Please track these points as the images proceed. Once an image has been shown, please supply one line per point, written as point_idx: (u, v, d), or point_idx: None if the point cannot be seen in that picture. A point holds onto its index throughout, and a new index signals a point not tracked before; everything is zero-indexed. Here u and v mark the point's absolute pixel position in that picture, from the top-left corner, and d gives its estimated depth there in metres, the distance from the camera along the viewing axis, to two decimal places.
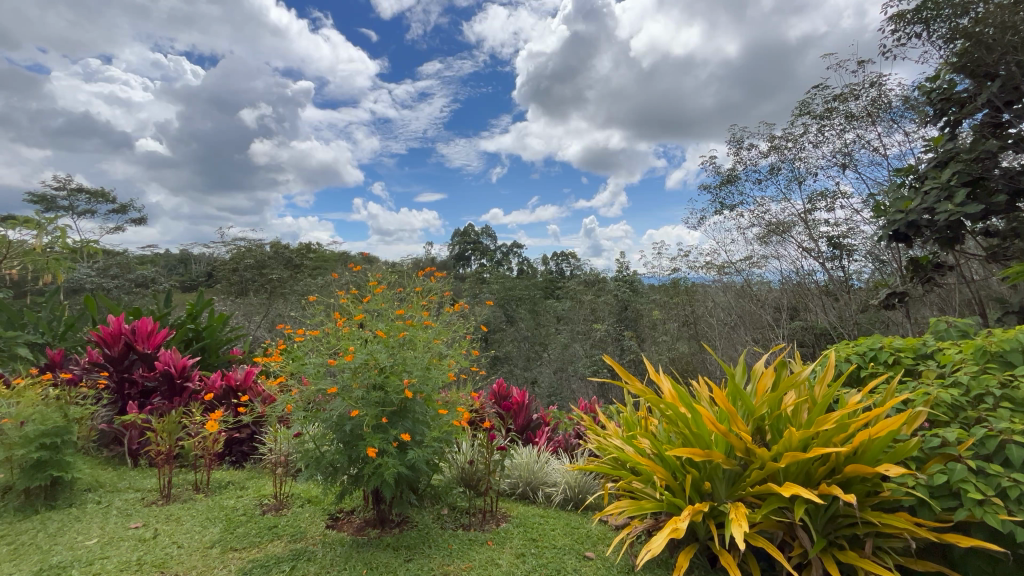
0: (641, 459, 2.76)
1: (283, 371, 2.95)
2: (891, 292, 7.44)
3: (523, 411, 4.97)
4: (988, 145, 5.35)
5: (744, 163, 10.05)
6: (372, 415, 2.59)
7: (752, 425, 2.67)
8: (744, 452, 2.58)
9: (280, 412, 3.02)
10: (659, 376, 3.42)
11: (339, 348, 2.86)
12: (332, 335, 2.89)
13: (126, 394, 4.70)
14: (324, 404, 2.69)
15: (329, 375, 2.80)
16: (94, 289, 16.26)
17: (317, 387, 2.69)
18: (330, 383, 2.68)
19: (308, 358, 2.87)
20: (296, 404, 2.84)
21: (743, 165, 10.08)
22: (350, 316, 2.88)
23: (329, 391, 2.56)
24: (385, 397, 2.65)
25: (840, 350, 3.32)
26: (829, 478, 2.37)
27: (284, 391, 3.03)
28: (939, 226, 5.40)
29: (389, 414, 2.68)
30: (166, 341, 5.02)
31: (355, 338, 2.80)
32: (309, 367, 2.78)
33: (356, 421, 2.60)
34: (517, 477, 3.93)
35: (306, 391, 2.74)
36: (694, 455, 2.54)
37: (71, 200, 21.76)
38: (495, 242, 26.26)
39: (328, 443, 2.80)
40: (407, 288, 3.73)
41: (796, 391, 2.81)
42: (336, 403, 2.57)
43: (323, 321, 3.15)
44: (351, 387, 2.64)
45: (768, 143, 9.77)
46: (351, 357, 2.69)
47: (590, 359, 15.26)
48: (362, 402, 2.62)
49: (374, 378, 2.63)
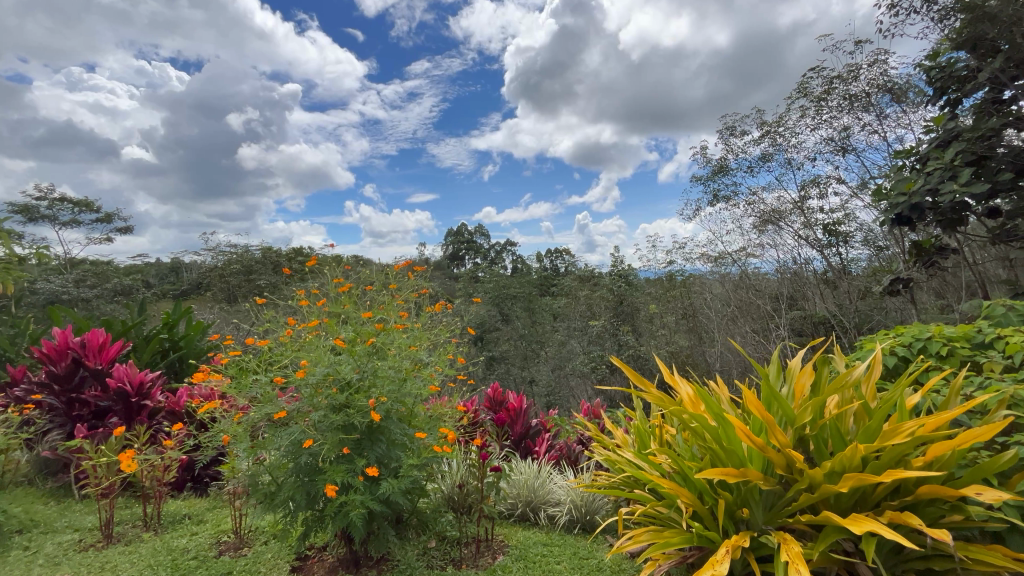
0: (660, 480, 2.31)
1: (227, 391, 2.50)
2: (895, 278, 7.09)
3: (520, 418, 4.52)
4: (987, 125, 5.04)
5: (738, 150, 9.64)
6: (333, 443, 2.12)
7: (795, 437, 2.26)
8: (786, 469, 2.15)
9: (225, 439, 2.56)
10: (675, 378, 2.99)
11: (295, 363, 2.41)
12: (283, 346, 2.44)
13: (77, 416, 4.21)
14: (276, 430, 2.24)
15: (283, 394, 2.36)
16: (71, 300, 15.72)
17: (265, 410, 2.23)
18: (281, 405, 2.23)
19: (256, 376, 2.42)
20: (239, 432, 2.37)
21: (736, 154, 9.65)
22: (304, 324, 2.43)
23: (278, 416, 2.11)
24: (349, 421, 2.18)
25: (882, 340, 2.86)
26: (897, 503, 1.93)
27: (230, 414, 2.57)
28: (941, 209, 5.09)
29: (354, 441, 2.21)
30: (122, 355, 4.55)
31: (312, 349, 2.35)
32: (256, 387, 2.33)
33: (315, 451, 2.15)
34: (515, 497, 3.46)
35: (253, 417, 2.28)
36: (726, 477, 2.11)
37: (53, 210, 21.11)
38: (488, 240, 25.71)
39: (283, 475, 2.32)
40: (378, 285, 3.24)
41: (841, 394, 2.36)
42: (288, 430, 2.12)
43: (275, 328, 2.68)
44: (309, 407, 2.20)
45: (761, 129, 9.36)
46: (306, 373, 2.24)
47: (589, 356, 14.50)
48: (321, 428, 2.17)
49: (336, 398, 2.19)
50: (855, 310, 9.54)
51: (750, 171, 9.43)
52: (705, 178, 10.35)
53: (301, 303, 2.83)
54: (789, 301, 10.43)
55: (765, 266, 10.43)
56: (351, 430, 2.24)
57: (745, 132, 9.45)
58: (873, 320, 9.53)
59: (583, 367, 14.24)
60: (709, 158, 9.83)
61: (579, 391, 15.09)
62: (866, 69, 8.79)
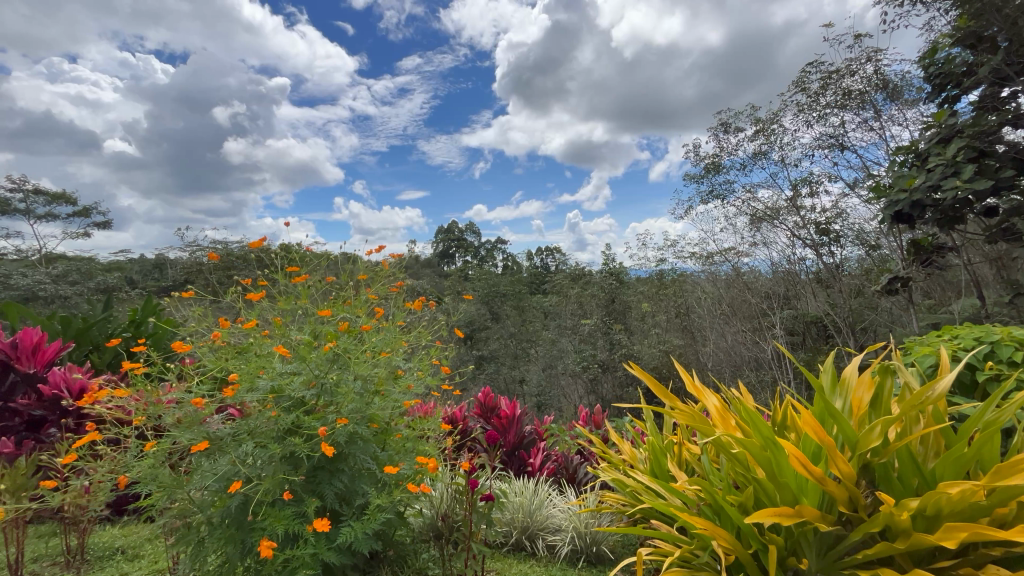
0: (690, 517, 1.88)
1: (137, 410, 1.96)
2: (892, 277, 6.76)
3: (513, 426, 4.04)
4: (988, 120, 4.76)
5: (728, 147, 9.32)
6: (276, 482, 1.65)
7: (858, 465, 1.83)
8: (848, 506, 1.75)
9: (125, 475, 1.99)
10: (700, 388, 2.55)
11: (231, 373, 1.94)
12: (212, 355, 1.94)
13: (7, 427, 3.67)
14: (200, 462, 1.76)
15: (214, 415, 1.86)
16: (50, 298, 14.92)
17: (182, 438, 1.72)
18: (207, 431, 1.75)
19: (178, 391, 1.92)
20: (147, 469, 1.82)
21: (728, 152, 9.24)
22: (240, 326, 1.96)
23: (199, 447, 1.63)
24: (297, 452, 1.73)
25: (939, 344, 2.46)
26: (1000, 555, 1.53)
27: (136, 439, 2.01)
28: (944, 206, 4.78)
29: (304, 481, 1.74)
30: (63, 357, 4.02)
31: (253, 358, 1.88)
32: (168, 408, 1.81)
33: (251, 490, 1.68)
34: (511, 522, 3.00)
35: (170, 445, 1.78)
36: (779, 519, 1.68)
37: (29, 203, 20.03)
38: (479, 238, 25.09)
39: (210, 520, 1.81)
40: (347, 278, 2.77)
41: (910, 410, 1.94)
42: (216, 466, 1.65)
43: (206, 329, 2.17)
44: (246, 432, 1.74)
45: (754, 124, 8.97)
46: (240, 389, 1.77)
47: (579, 356, 13.41)
48: (261, 462, 1.70)
49: (281, 422, 1.74)
50: (848, 308, 9.31)
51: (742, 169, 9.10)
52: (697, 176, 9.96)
53: (239, 298, 2.32)
54: (782, 300, 10.14)
55: (758, 265, 10.07)
56: (299, 464, 1.77)
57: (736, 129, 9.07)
58: (866, 320, 9.28)
59: (575, 367, 13.51)
60: (701, 155, 9.37)
61: (570, 391, 14.53)
62: (863, 64, 8.43)
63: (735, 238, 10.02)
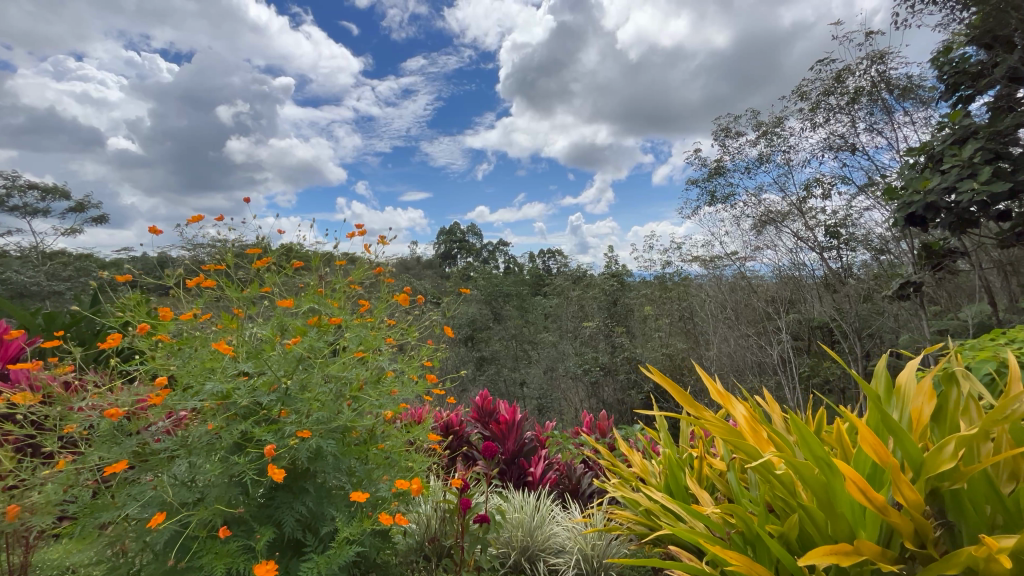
0: (724, 552, 1.57)
1: (45, 419, 1.61)
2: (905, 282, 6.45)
3: (513, 432, 3.74)
4: (1005, 120, 4.50)
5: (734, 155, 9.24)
6: (219, 511, 1.37)
7: (923, 490, 1.54)
8: (912, 541, 1.46)
9: (27, 500, 1.65)
10: (725, 396, 2.25)
11: (169, 374, 1.67)
12: (145, 351, 1.65)
13: None
14: (125, 481, 1.46)
15: (149, 424, 1.55)
16: (41, 294, 14.56)
17: (93, 459, 1.39)
18: (132, 448, 1.44)
19: (101, 395, 1.59)
20: (52, 495, 1.48)
21: (732, 157, 8.83)
22: (181, 319, 1.67)
23: (117, 469, 1.32)
24: (243, 474, 1.44)
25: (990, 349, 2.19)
26: None
27: (46, 455, 1.66)
28: (959, 209, 4.49)
29: (252, 506, 1.45)
30: (24, 354, 3.72)
31: (194, 356, 1.61)
32: (81, 418, 1.50)
33: (187, 519, 1.39)
34: (509, 540, 2.65)
35: (83, 463, 1.45)
36: (836, 560, 1.38)
37: (23, 198, 19.63)
38: (480, 239, 24.79)
39: (135, 551, 1.51)
40: (327, 268, 2.51)
41: (975, 421, 1.65)
42: (143, 490, 1.35)
43: (145, 323, 1.85)
44: (181, 447, 1.45)
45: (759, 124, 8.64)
46: (177, 393, 1.49)
47: (580, 358, 13.21)
48: (202, 486, 1.41)
49: (226, 436, 1.47)
50: (855, 313, 9.08)
51: (748, 174, 8.84)
52: (700, 180, 9.63)
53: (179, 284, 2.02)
54: (788, 304, 9.83)
55: (762, 269, 9.76)
56: (249, 486, 1.49)
57: (740, 133, 8.60)
58: (875, 324, 9.17)
59: (576, 369, 13.12)
60: (704, 159, 9.03)
61: (571, 394, 14.11)
62: (872, 64, 8.11)
63: (739, 241, 9.68)
